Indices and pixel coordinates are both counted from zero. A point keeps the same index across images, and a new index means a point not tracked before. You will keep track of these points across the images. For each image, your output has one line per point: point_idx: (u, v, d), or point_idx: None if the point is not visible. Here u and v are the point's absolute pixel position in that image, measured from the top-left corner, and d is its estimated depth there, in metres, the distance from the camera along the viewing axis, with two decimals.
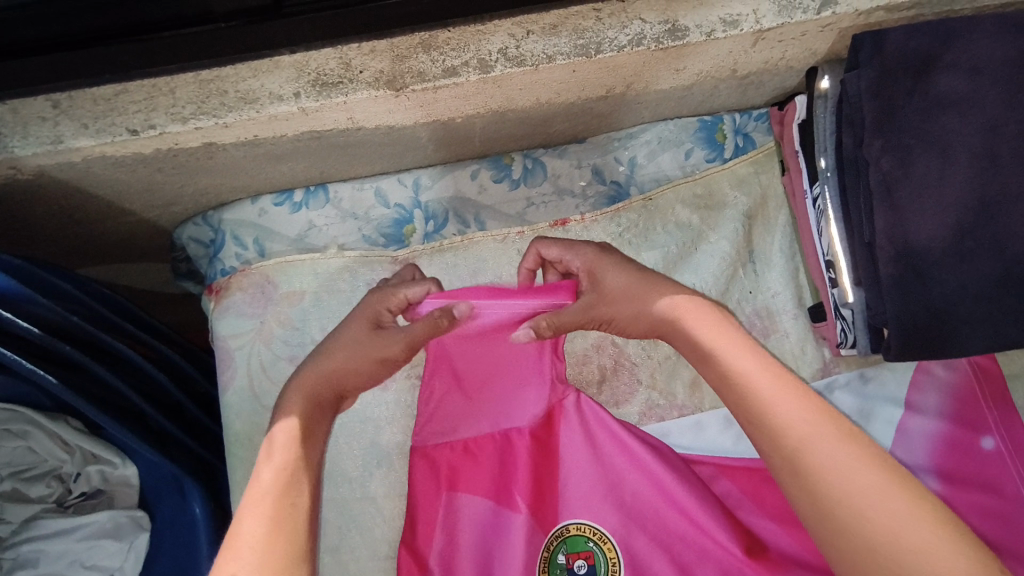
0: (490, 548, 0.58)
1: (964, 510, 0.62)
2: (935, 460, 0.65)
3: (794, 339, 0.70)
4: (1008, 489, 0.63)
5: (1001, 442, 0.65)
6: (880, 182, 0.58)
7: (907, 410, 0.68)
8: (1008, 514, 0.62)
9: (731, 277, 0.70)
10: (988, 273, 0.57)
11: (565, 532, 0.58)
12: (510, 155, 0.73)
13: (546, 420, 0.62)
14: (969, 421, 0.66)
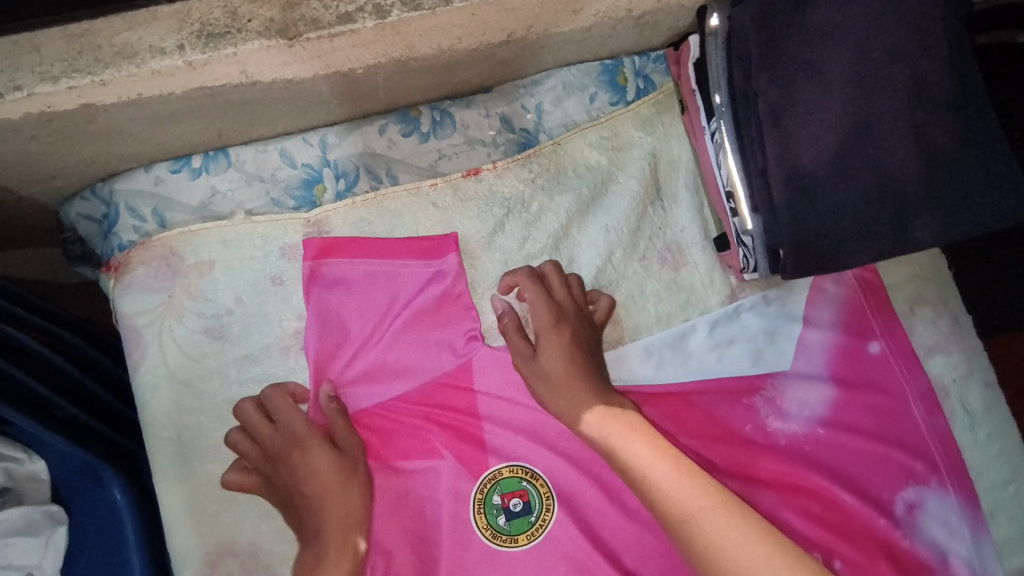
0: (419, 494, 0.65)
1: (857, 411, 0.71)
2: (831, 368, 0.72)
3: (703, 268, 0.74)
4: (892, 386, 0.72)
5: (885, 345, 0.73)
6: (768, 111, 0.63)
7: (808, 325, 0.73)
8: (894, 409, 0.71)
9: (641, 215, 0.73)
10: (866, 190, 0.62)
11: (499, 475, 0.66)
12: (417, 108, 0.72)
13: (453, 371, 0.69)
14: (859, 329, 0.73)
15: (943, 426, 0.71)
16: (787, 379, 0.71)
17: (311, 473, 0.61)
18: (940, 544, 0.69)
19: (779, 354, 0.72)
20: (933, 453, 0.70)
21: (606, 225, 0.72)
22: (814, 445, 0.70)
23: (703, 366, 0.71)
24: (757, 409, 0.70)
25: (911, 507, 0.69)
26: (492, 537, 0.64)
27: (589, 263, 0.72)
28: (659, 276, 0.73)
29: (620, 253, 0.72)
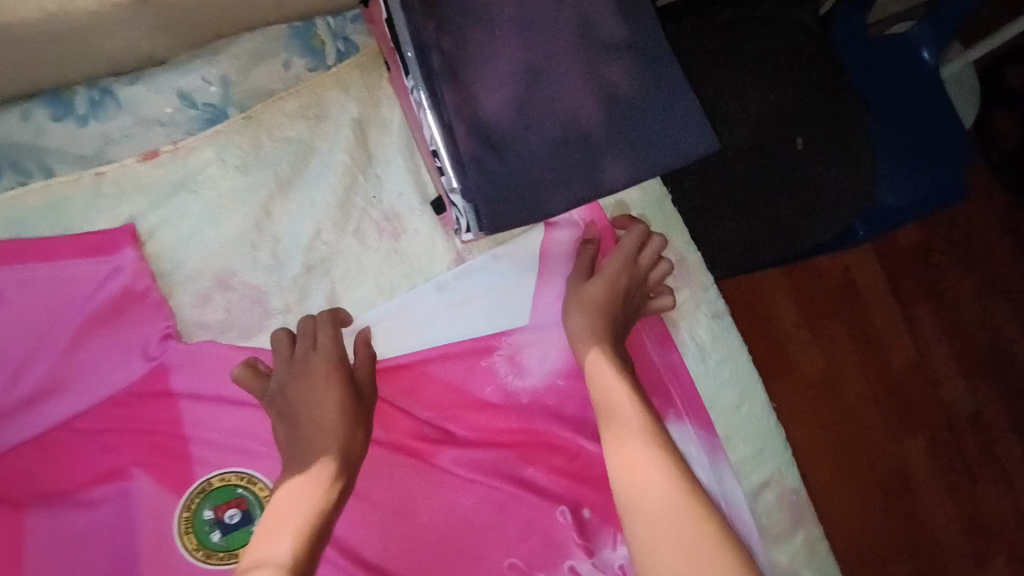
0: (116, 510, 0.65)
1: None
2: None
3: (424, 234, 0.72)
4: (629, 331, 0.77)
5: None
6: (441, 62, 0.60)
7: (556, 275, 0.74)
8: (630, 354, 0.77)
9: (350, 185, 0.70)
10: (550, 135, 0.62)
11: (208, 486, 0.66)
12: (70, 88, 0.61)
13: (145, 381, 0.67)
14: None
15: (677, 359, 0.78)
16: (523, 334, 0.73)
17: (323, 385, 0.61)
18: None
19: (518, 305, 0.73)
20: (670, 389, 0.77)
21: (312, 200, 0.68)
22: (558, 397, 0.73)
23: (435, 331, 0.71)
24: (496, 369, 0.72)
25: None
26: (202, 550, 0.65)
27: (295, 241, 0.68)
28: (377, 248, 0.71)
29: (330, 228, 0.69)
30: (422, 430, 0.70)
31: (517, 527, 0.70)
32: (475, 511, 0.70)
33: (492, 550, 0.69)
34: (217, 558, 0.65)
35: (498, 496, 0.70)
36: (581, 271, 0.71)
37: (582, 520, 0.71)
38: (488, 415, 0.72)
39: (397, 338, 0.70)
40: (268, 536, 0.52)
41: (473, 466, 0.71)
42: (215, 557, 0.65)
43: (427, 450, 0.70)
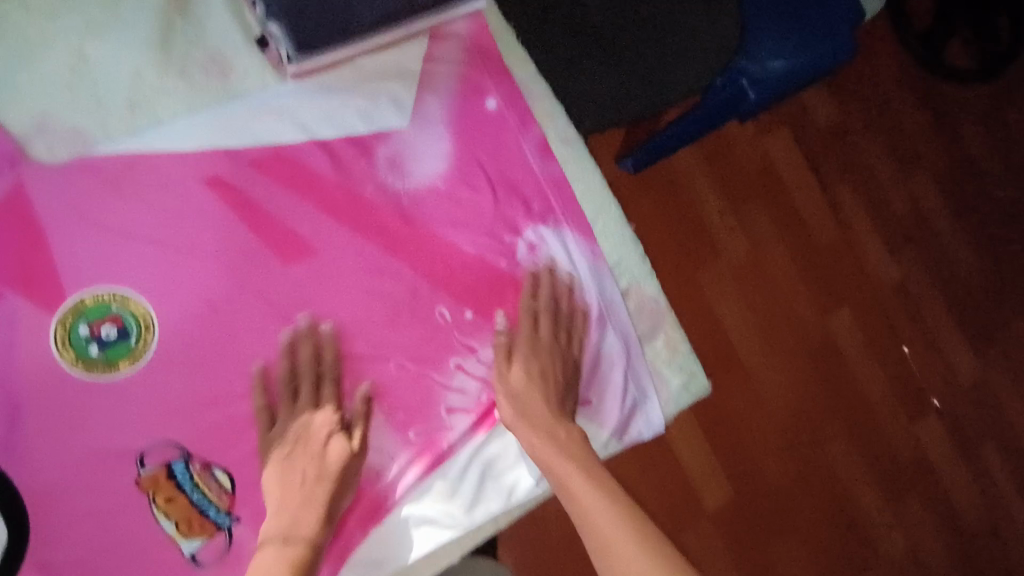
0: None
1: (475, 159, 0.85)
2: (453, 126, 0.85)
3: (252, 71, 0.80)
4: (506, 135, 0.86)
5: (499, 102, 0.87)
6: None
7: (423, 92, 0.85)
8: (508, 157, 0.86)
9: (168, 26, 0.78)
10: None
11: (85, 306, 0.72)
12: None
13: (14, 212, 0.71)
14: (471, 89, 0.86)
15: (557, 171, 0.87)
16: (398, 138, 0.83)
17: (320, 452, 0.73)
18: (564, 281, 0.85)
19: (374, 119, 0.83)
20: (545, 194, 0.86)
21: (130, 39, 0.77)
22: (434, 196, 0.83)
23: (298, 124, 0.80)
24: (377, 169, 0.82)
25: (533, 247, 0.85)
26: (88, 365, 0.72)
27: (121, 77, 0.76)
28: (208, 87, 0.78)
29: (155, 66, 0.77)
30: (297, 240, 0.79)
31: (402, 324, 0.81)
32: (364, 314, 0.80)
33: (378, 352, 0.80)
34: (100, 368, 0.72)
35: (383, 300, 0.80)
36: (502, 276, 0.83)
37: (463, 320, 0.82)
38: (363, 210, 0.81)
39: (255, 132, 0.78)
40: (283, 514, 0.70)
41: (348, 267, 0.80)
42: (99, 368, 0.72)
43: (305, 258, 0.79)
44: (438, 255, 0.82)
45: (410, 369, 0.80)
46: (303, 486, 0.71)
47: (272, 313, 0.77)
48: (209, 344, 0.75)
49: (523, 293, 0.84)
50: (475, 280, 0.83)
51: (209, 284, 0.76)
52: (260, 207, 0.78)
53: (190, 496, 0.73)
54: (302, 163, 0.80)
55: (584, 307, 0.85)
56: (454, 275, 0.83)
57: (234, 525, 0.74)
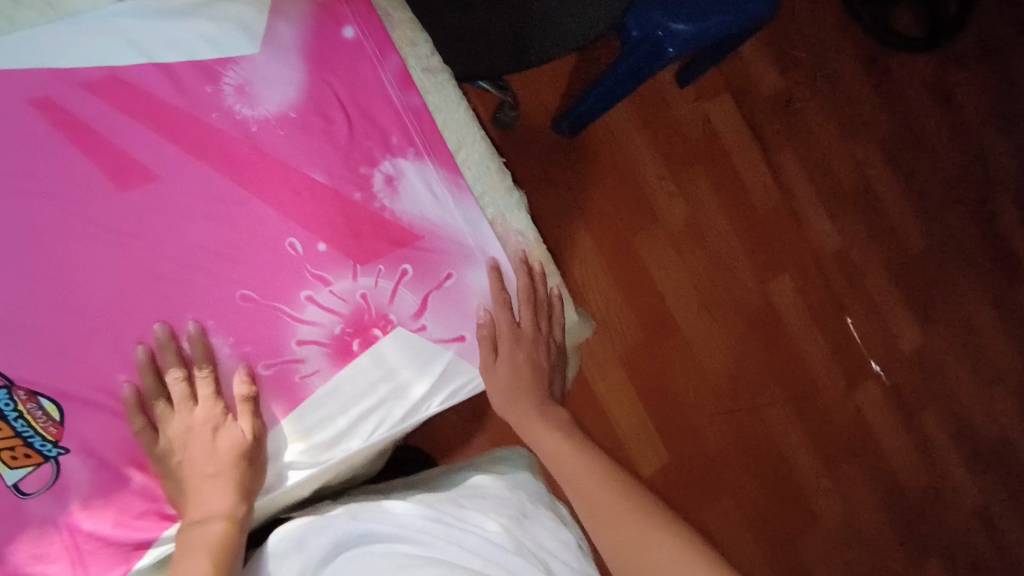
0: None
1: (333, 89, 0.81)
2: (308, 54, 0.81)
3: None
4: (365, 64, 0.83)
5: (358, 30, 0.83)
6: None
7: (274, 17, 0.81)
8: (367, 86, 0.82)
9: None
10: None
11: None
12: None
13: None
14: (328, 16, 0.83)
15: (417, 101, 0.84)
16: (249, 64, 0.78)
17: (233, 447, 0.73)
18: (427, 214, 0.81)
19: (223, 42, 0.78)
20: (407, 124, 0.83)
21: None
22: (286, 125, 0.78)
23: (137, 44, 0.76)
24: (225, 96, 0.77)
25: (391, 180, 0.81)
26: None
27: None
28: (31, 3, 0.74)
29: None
30: (137, 168, 0.74)
31: (247, 254, 0.76)
32: (211, 247, 0.76)
33: (223, 282, 0.76)
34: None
35: (226, 230, 0.76)
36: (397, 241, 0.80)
37: (316, 252, 0.78)
38: (209, 138, 0.76)
39: (87, 51, 0.75)
40: (195, 501, 0.72)
41: (195, 197, 0.76)
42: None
43: (146, 189, 0.75)
44: (286, 184, 0.77)
45: (257, 301, 0.76)
46: (196, 477, 0.73)
47: (103, 240, 0.73)
48: (30, 272, 0.71)
49: (381, 226, 0.80)
50: (332, 213, 0.78)
51: (33, 212, 0.71)
52: (95, 133, 0.74)
53: (13, 425, 0.69)
54: (137, 85, 0.75)
55: (448, 241, 0.82)
56: (303, 205, 0.78)
57: (66, 455, 0.70)
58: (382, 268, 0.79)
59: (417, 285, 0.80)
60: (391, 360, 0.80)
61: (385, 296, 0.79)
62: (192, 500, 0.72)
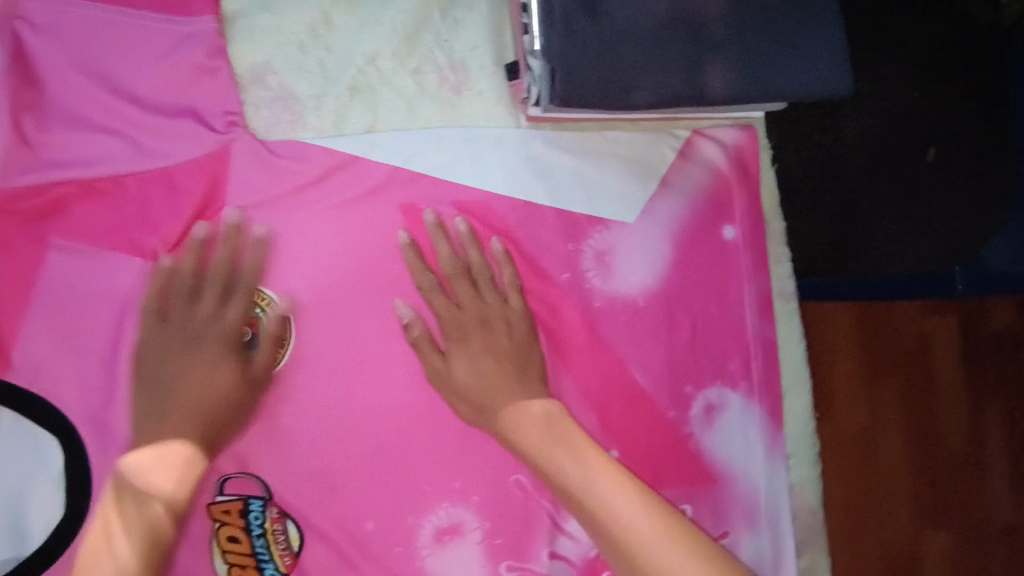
0: (117, 295, 0.57)
1: (690, 290, 0.66)
2: (676, 243, 0.67)
3: (487, 96, 0.63)
4: (733, 275, 0.67)
5: (739, 232, 0.67)
6: None
7: (659, 187, 0.67)
8: (726, 302, 0.67)
9: (422, 20, 0.63)
10: (658, 15, 0.55)
11: (228, 297, 0.59)
12: None
13: (200, 167, 0.59)
14: (714, 208, 0.67)
15: (771, 336, 0.67)
16: (620, 235, 0.66)
17: (485, 316, 0.62)
18: (733, 458, 0.67)
19: (601, 205, 0.66)
20: (753, 359, 0.67)
21: (378, 21, 0.62)
22: (631, 313, 0.65)
23: (516, 180, 0.64)
24: (580, 258, 0.65)
25: (711, 409, 0.66)
26: (207, 366, 0.59)
27: (349, 55, 0.62)
28: (434, 97, 0.63)
29: (390, 56, 0.62)
30: None
31: None
32: None
33: (501, 456, 0.63)
34: (217, 371, 0.59)
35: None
36: (695, 485, 0.66)
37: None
38: (548, 297, 0.64)
39: (468, 173, 0.63)
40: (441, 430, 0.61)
41: None
42: (214, 370, 0.59)
43: None
44: (604, 377, 0.65)
45: (527, 489, 0.64)
46: (472, 320, 0.61)
47: (402, 368, 0.62)
48: (324, 382, 0.61)
49: (682, 457, 0.66)
50: (637, 431, 0.65)
51: (349, 319, 0.62)
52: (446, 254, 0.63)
53: (253, 543, 0.60)
54: (502, 214, 0.64)
55: (744, 499, 0.67)
56: (612, 403, 0.65)
57: None
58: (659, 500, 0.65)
59: None
60: None
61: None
62: (144, 404, 0.56)
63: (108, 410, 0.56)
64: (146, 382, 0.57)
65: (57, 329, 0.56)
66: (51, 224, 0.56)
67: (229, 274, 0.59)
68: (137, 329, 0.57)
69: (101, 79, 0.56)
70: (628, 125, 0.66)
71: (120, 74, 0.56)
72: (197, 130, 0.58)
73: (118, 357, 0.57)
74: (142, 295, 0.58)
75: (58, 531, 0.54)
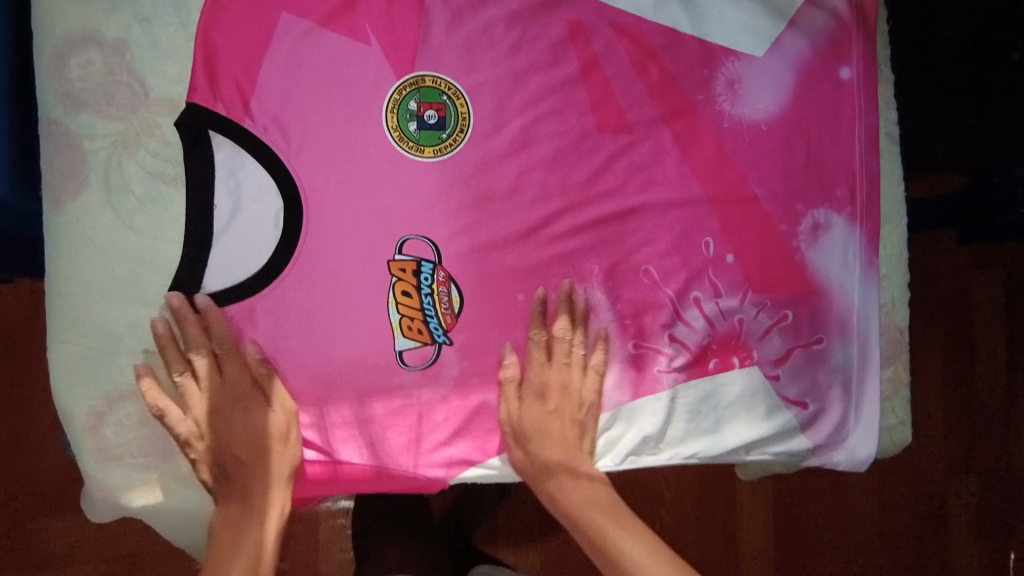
0: (332, 70, 0.66)
1: (807, 121, 0.75)
2: (798, 78, 0.75)
3: None
4: (846, 111, 0.75)
5: (855, 73, 0.76)
6: None
7: (789, 26, 0.75)
8: (839, 134, 0.75)
9: None
10: None
11: (421, 84, 0.68)
12: None
13: None
14: (834, 50, 0.76)
15: (876, 169, 0.76)
16: (751, 68, 0.74)
17: (563, 390, 0.69)
18: (832, 273, 0.75)
19: (739, 39, 0.74)
20: (858, 186, 0.75)
21: None
22: (756, 134, 0.74)
23: (666, 10, 0.73)
24: (715, 83, 0.73)
25: (818, 228, 0.75)
26: (402, 142, 0.67)
27: None
28: None
29: None
30: (615, 113, 0.71)
31: (665, 237, 0.72)
32: (636, 217, 0.71)
33: (637, 248, 0.72)
34: (409, 146, 0.68)
35: (660, 200, 0.72)
36: (799, 294, 0.74)
37: (722, 262, 0.73)
38: (687, 114, 0.73)
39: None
40: (526, 373, 0.68)
41: (644, 164, 0.72)
42: (406, 145, 0.68)
43: (615, 135, 0.71)
44: (730, 188, 0.73)
45: (654, 280, 0.72)
46: (555, 372, 0.69)
47: (554, 163, 0.70)
48: (488, 167, 0.69)
49: (790, 268, 0.74)
50: (754, 238, 0.73)
51: (513, 113, 0.70)
52: (601, 68, 0.71)
53: (422, 299, 0.68)
54: (651, 38, 0.72)
55: (840, 310, 0.75)
56: (734, 213, 0.73)
57: (446, 346, 0.68)
58: (766, 301, 0.74)
59: (789, 335, 0.74)
60: (729, 397, 0.73)
61: (760, 331, 0.74)
62: (353, 161, 0.66)
63: (322, 167, 0.65)
64: (354, 150, 0.66)
65: (283, 93, 0.65)
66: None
67: (424, 61, 0.68)
68: (343, 100, 0.66)
69: None
70: None
71: None
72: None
73: (326, 119, 0.66)
74: (345, 69, 0.66)
75: (277, 255, 0.64)
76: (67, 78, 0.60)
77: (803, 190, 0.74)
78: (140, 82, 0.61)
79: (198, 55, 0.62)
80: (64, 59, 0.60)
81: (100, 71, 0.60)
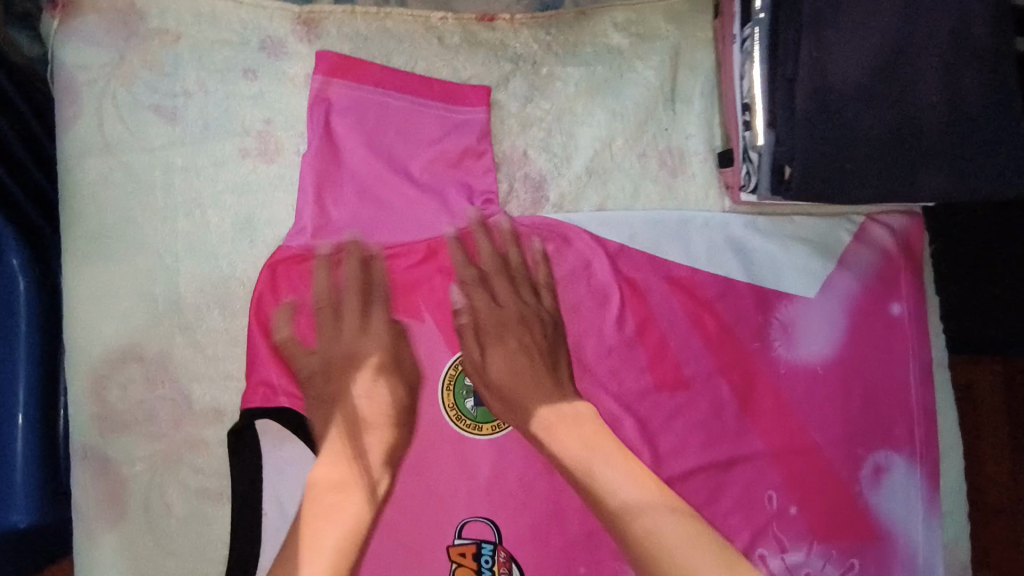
0: (388, 351, 0.63)
1: (862, 361, 0.73)
2: (851, 316, 0.74)
3: (700, 182, 0.73)
4: (900, 347, 0.74)
5: (906, 308, 0.75)
6: (812, 15, 0.60)
7: (840, 263, 0.74)
8: (894, 371, 0.74)
9: (650, 109, 0.72)
10: (887, 123, 0.59)
11: (475, 355, 0.65)
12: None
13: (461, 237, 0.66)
14: (885, 286, 0.75)
15: (931, 405, 0.75)
16: (805, 309, 0.72)
17: (508, 339, 0.65)
18: (895, 518, 0.72)
19: (793, 283, 0.72)
20: (915, 425, 0.74)
21: (613, 111, 0.71)
22: (812, 379, 0.72)
23: (721, 258, 0.71)
24: (770, 328, 0.72)
25: (878, 470, 0.73)
26: (458, 421, 0.63)
27: (585, 144, 0.71)
28: (654, 178, 0.72)
29: (622, 142, 0.71)
30: (675, 369, 0.69)
31: (732, 495, 0.69)
32: (702, 477, 0.68)
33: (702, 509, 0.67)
34: (466, 424, 0.63)
35: (724, 456, 0.69)
36: (864, 543, 0.71)
37: (786, 516, 0.70)
38: (744, 364, 0.71)
39: (680, 247, 0.70)
40: (497, 336, 0.66)
41: (704, 419, 0.69)
42: (463, 424, 0.63)
43: (675, 392, 0.69)
44: (790, 437, 0.71)
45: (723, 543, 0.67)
46: (500, 334, 0.65)
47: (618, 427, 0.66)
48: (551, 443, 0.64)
49: (853, 516, 0.72)
50: (817, 489, 0.71)
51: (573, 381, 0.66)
52: (659, 322, 0.69)
53: None
54: (705, 287, 0.70)
55: (905, 557, 0.72)
56: (796, 463, 0.71)
57: None
58: (834, 553, 0.70)
59: None
60: None
61: None
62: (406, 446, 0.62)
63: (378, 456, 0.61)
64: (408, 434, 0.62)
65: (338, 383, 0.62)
66: (335, 281, 0.63)
67: (480, 334, 0.65)
68: (397, 382, 0.63)
69: (391, 162, 0.65)
70: (814, 213, 0.75)
71: (403, 159, 0.66)
72: (462, 210, 0.66)
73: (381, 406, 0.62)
74: (400, 350, 0.63)
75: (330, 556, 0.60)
76: (100, 400, 0.60)
77: (861, 432, 0.73)
78: (186, 396, 0.61)
79: (247, 350, 0.61)
80: (103, 377, 0.60)
81: (140, 389, 0.61)
